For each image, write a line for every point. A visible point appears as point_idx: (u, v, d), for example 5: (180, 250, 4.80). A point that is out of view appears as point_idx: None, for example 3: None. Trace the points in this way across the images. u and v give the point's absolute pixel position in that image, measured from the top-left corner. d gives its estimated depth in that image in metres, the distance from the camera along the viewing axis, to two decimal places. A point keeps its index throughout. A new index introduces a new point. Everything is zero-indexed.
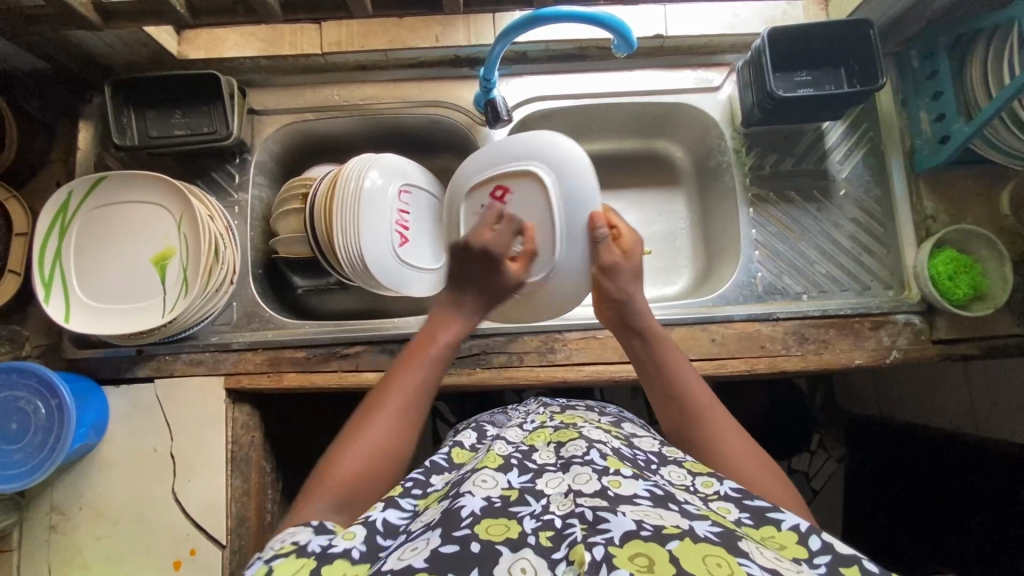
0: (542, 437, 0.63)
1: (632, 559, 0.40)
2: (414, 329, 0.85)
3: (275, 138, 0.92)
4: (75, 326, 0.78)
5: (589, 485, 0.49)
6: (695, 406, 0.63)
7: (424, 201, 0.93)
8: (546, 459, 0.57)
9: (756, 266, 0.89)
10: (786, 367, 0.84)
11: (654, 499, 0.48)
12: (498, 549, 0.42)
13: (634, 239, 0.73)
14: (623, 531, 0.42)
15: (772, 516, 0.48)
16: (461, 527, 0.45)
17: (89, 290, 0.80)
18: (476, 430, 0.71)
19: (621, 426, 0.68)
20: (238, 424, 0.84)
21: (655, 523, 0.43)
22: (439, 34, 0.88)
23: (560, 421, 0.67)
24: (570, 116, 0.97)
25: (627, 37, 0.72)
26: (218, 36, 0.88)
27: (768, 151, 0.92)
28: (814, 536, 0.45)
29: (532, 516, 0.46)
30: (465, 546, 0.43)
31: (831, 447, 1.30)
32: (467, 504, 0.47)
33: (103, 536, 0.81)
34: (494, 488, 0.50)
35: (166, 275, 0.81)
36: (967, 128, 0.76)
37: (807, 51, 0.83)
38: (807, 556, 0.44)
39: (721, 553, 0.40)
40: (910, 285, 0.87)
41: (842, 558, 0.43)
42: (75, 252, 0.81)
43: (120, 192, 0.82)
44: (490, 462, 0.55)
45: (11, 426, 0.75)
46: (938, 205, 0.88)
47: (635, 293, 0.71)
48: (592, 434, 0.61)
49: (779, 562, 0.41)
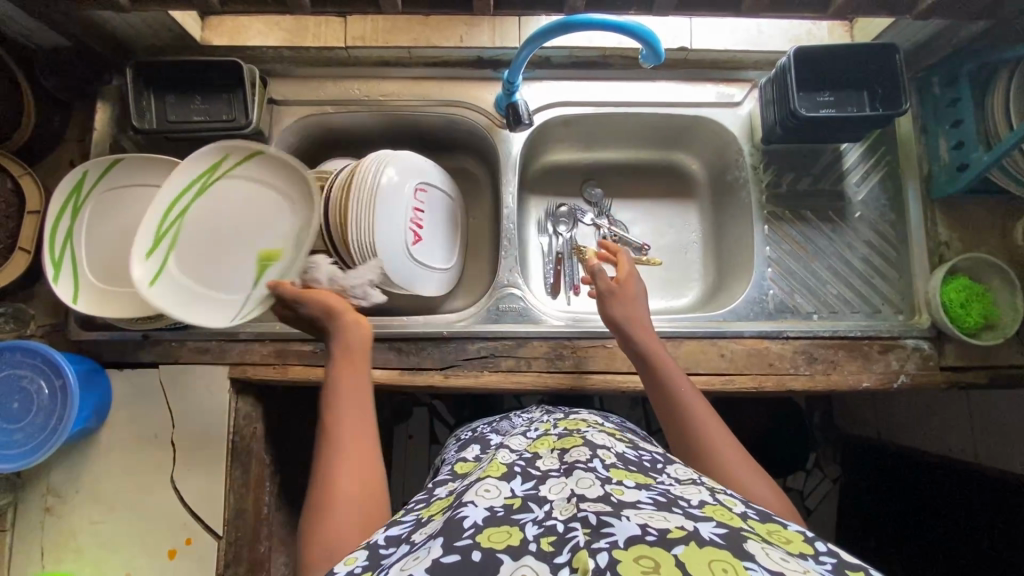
0: (545, 445, 0.62)
1: (637, 560, 0.39)
2: (422, 328, 0.85)
3: (293, 129, 0.91)
4: (82, 307, 0.77)
5: (592, 490, 0.48)
6: (698, 426, 0.64)
7: (438, 200, 0.93)
8: (549, 465, 0.56)
9: (768, 283, 0.89)
10: (794, 386, 0.84)
11: (657, 503, 0.47)
12: (498, 558, 0.42)
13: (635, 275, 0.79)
14: (628, 536, 0.42)
15: (779, 519, 0.49)
16: (463, 537, 0.44)
17: (95, 271, 0.79)
18: (479, 443, 0.73)
19: (625, 432, 0.68)
20: (241, 414, 0.84)
21: (660, 526, 0.43)
22: (464, 35, 0.88)
23: (564, 428, 0.66)
24: (589, 124, 0.97)
25: (655, 47, 0.71)
26: (243, 25, 0.88)
27: (786, 169, 0.92)
28: (820, 541, 0.45)
29: (534, 523, 0.45)
30: (466, 555, 0.42)
31: (826, 466, 1.29)
32: (469, 515, 0.46)
33: (97, 521, 0.80)
34: (496, 497, 0.49)
35: None
36: (985, 157, 0.77)
37: (831, 72, 0.83)
38: (813, 553, 0.43)
39: (726, 557, 0.40)
40: (920, 311, 0.87)
41: (848, 562, 0.42)
42: (85, 234, 0.80)
43: (136, 175, 0.82)
44: (493, 471, 0.55)
45: (13, 405, 0.74)
46: (952, 232, 0.88)
47: (631, 317, 0.76)
48: (596, 439, 0.61)
49: (786, 564, 0.40)
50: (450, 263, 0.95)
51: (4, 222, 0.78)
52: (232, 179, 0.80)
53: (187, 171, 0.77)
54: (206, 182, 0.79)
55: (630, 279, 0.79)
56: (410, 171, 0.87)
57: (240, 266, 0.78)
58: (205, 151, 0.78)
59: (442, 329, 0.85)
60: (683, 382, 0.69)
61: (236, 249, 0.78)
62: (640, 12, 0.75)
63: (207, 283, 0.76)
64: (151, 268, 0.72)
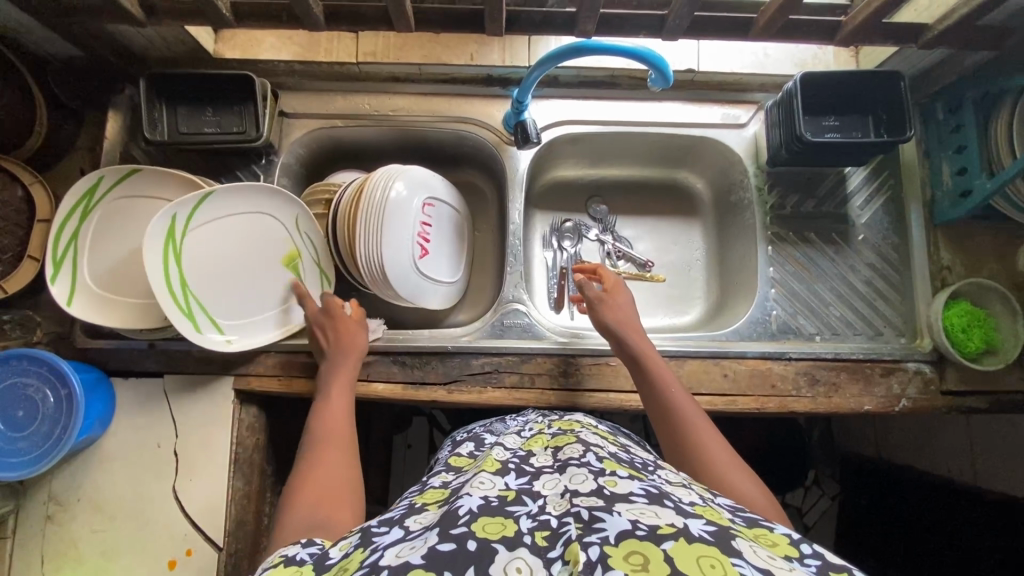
0: (539, 444, 0.63)
1: (627, 559, 0.39)
2: (425, 342, 0.86)
3: (302, 141, 0.92)
4: (75, 310, 0.77)
5: (585, 486, 0.49)
6: (690, 428, 0.66)
7: (445, 214, 0.93)
8: (543, 462, 0.57)
9: (771, 303, 0.90)
10: (796, 408, 0.84)
11: (649, 496, 0.47)
12: (494, 548, 0.42)
13: (621, 286, 0.86)
14: (619, 531, 0.42)
15: (765, 523, 0.48)
16: (458, 525, 0.44)
17: (97, 277, 0.79)
18: (474, 438, 0.73)
19: (618, 436, 0.67)
20: (244, 425, 0.84)
21: (651, 522, 0.43)
22: (474, 52, 0.90)
23: (558, 428, 0.67)
24: (596, 142, 0.98)
25: (664, 70, 0.72)
26: (255, 38, 0.89)
27: (790, 191, 0.93)
28: (806, 544, 0.45)
29: (528, 516, 0.46)
30: (462, 544, 0.42)
31: (825, 484, 1.29)
32: (465, 504, 0.47)
33: (98, 530, 0.80)
34: (491, 488, 0.50)
35: (176, 282, 0.76)
36: (990, 184, 0.77)
37: (836, 98, 0.84)
38: (798, 556, 0.43)
39: (715, 553, 0.39)
40: (922, 335, 0.88)
41: (833, 564, 0.42)
42: (91, 237, 0.80)
43: (150, 186, 0.82)
44: (489, 465, 0.56)
45: (18, 413, 0.74)
46: (954, 256, 0.88)
47: (622, 323, 0.80)
48: (589, 438, 0.62)
49: (772, 562, 0.40)
50: (455, 277, 0.95)
51: (13, 230, 0.79)
52: (200, 224, 0.78)
53: (155, 254, 0.72)
54: (174, 247, 0.76)
55: (618, 290, 0.85)
56: (416, 181, 0.88)
57: (276, 282, 0.86)
58: (158, 226, 0.73)
59: (446, 343, 0.86)
60: (675, 387, 0.72)
61: (260, 276, 0.85)
62: (650, 35, 0.76)
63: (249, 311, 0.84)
64: (210, 331, 0.80)
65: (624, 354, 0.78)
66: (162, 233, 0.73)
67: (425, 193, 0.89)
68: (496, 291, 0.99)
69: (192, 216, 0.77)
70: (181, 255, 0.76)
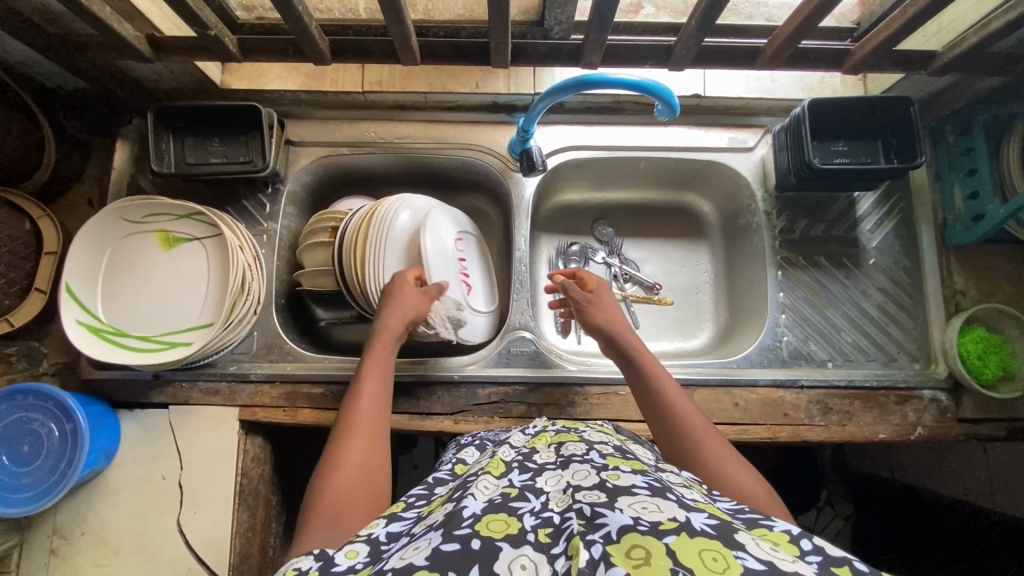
0: (542, 440, 0.58)
1: (628, 555, 0.36)
2: (431, 372, 0.85)
3: (308, 169, 0.92)
4: (87, 342, 0.77)
5: (588, 480, 0.45)
6: (687, 428, 0.63)
7: (471, 244, 0.95)
8: (546, 459, 0.52)
9: (782, 329, 0.89)
10: (809, 437, 0.82)
11: (651, 488, 0.43)
12: (498, 546, 0.39)
13: (600, 281, 0.85)
14: (620, 525, 0.38)
15: (764, 522, 0.42)
16: (462, 526, 0.41)
17: (116, 300, 0.80)
18: (478, 446, 0.69)
19: (622, 437, 0.63)
20: (249, 456, 0.83)
21: (652, 518, 0.39)
22: (480, 81, 0.90)
23: (562, 426, 0.62)
24: (603, 166, 0.97)
25: (670, 101, 0.71)
26: (261, 69, 0.89)
27: (799, 215, 0.92)
28: (805, 538, 0.39)
29: (532, 513, 0.42)
30: (466, 543, 0.39)
31: (837, 505, 1.20)
32: (468, 506, 0.43)
33: (102, 564, 0.79)
34: (495, 490, 0.46)
35: (137, 343, 0.79)
36: (1003, 210, 0.75)
37: (843, 123, 0.83)
38: (799, 553, 0.38)
39: (716, 546, 0.36)
40: (937, 361, 0.86)
41: (833, 559, 0.37)
42: (113, 261, 0.81)
43: (176, 216, 0.83)
44: (494, 467, 0.51)
45: (23, 448, 0.73)
46: (968, 280, 0.87)
47: (614, 325, 0.77)
48: (594, 436, 0.56)
49: (776, 554, 0.36)
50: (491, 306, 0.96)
51: (21, 262, 0.78)
52: (104, 298, 0.80)
53: (98, 350, 0.77)
54: (111, 333, 0.79)
55: (602, 289, 0.83)
56: (417, 199, 0.88)
57: (186, 261, 0.83)
58: (76, 336, 0.76)
59: (452, 372, 0.85)
60: (672, 385, 0.69)
61: (172, 271, 0.82)
62: (655, 64, 0.76)
63: (198, 296, 0.81)
64: (200, 335, 0.80)
65: (618, 356, 0.75)
66: (85, 333, 0.77)
67: (427, 208, 0.88)
68: (503, 318, 0.98)
69: (90, 299, 0.79)
70: (123, 328, 0.79)
